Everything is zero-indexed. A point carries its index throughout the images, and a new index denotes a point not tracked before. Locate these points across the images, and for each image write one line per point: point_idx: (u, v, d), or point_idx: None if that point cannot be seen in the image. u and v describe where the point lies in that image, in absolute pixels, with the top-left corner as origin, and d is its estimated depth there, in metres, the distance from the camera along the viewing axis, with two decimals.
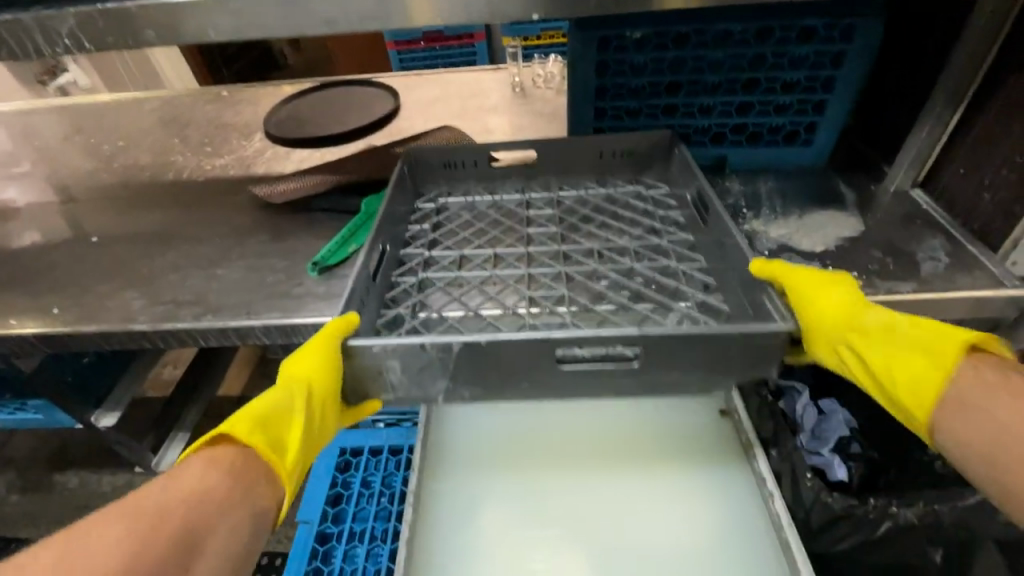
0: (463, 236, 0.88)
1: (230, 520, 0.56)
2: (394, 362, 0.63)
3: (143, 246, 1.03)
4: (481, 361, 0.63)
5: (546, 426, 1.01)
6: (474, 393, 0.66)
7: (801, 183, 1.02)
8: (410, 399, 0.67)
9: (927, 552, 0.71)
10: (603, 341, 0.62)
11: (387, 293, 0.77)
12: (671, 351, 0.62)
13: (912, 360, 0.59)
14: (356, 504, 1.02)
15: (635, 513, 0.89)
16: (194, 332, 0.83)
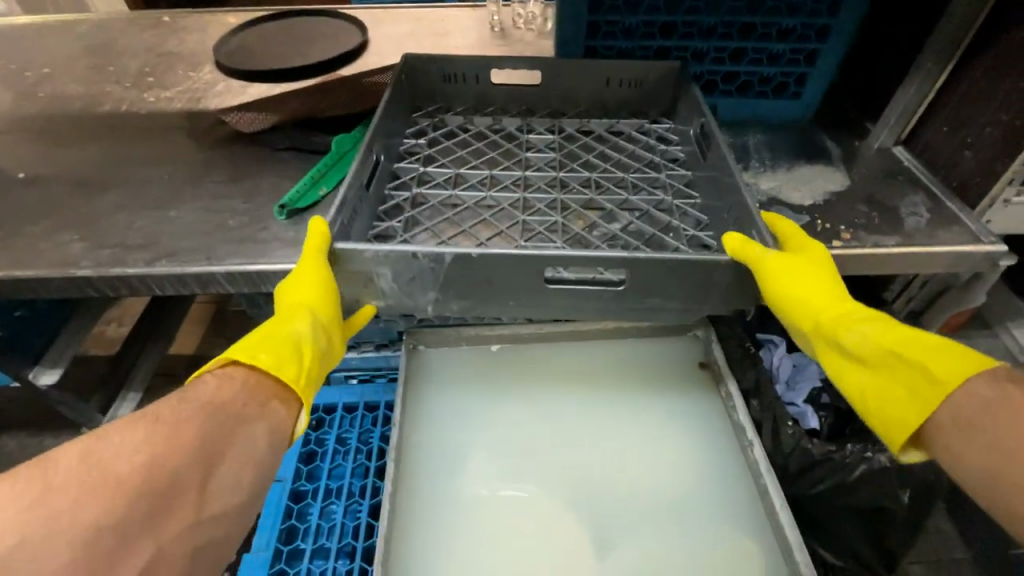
0: (461, 155, 0.86)
1: (256, 430, 0.53)
2: (385, 270, 0.61)
3: (81, 184, 0.91)
4: (472, 276, 0.61)
5: (529, 368, 1.00)
6: (463, 307, 0.65)
7: (788, 137, 1.00)
8: (399, 309, 0.65)
9: (896, 494, 0.74)
10: (594, 262, 0.60)
11: (380, 205, 0.75)
12: (657, 278, 0.61)
13: (903, 382, 0.54)
14: (332, 462, 0.99)
15: (616, 452, 0.90)
16: (147, 279, 0.75)
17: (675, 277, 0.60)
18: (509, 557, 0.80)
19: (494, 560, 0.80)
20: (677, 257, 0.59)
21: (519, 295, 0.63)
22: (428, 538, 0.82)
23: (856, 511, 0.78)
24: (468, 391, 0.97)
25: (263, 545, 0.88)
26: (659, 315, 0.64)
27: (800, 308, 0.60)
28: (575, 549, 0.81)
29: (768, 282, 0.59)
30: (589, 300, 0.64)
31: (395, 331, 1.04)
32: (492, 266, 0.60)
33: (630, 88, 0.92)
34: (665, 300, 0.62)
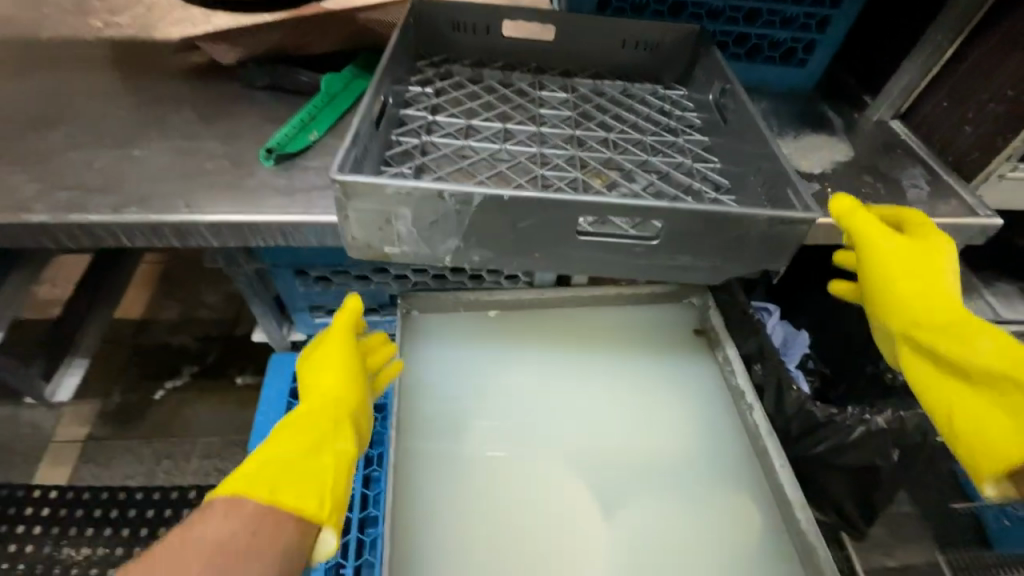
0: (469, 107, 0.81)
1: (254, 568, 0.55)
2: (406, 210, 0.55)
3: (20, 116, 0.78)
4: (501, 222, 0.56)
5: (526, 332, 0.97)
6: (484, 258, 0.59)
7: (793, 105, 0.99)
8: (415, 259, 0.59)
9: (888, 452, 0.78)
10: (631, 211, 0.56)
11: (386, 151, 0.71)
12: (693, 233, 0.57)
13: (1006, 416, 0.56)
14: None
15: (617, 419, 0.89)
16: (117, 228, 0.65)
17: (716, 233, 0.57)
18: (513, 524, 0.79)
19: (499, 528, 0.78)
20: (724, 209, 0.55)
21: (546, 247, 0.58)
22: (430, 508, 0.79)
23: (848, 469, 0.82)
24: (465, 357, 0.93)
25: None
26: (686, 274, 0.61)
27: (909, 312, 0.64)
28: (580, 514, 0.80)
29: (881, 271, 0.64)
30: (620, 256, 0.59)
31: (386, 294, 0.95)
32: (525, 210, 0.55)
33: (643, 51, 0.90)
34: (698, 259, 0.59)
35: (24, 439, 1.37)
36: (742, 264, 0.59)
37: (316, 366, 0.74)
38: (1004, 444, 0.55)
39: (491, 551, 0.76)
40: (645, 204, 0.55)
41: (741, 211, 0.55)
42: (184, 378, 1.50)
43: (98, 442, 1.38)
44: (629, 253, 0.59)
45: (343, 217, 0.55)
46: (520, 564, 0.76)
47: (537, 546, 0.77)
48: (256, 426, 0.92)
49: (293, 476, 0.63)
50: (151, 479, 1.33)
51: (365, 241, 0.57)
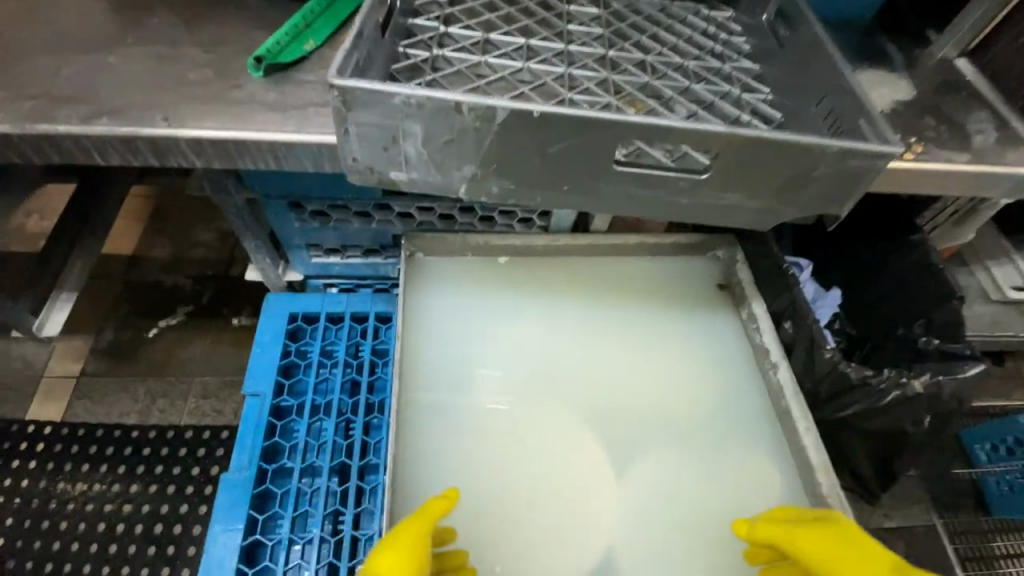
0: (488, 18, 0.71)
1: None
2: (416, 126, 0.47)
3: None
4: (528, 145, 0.48)
5: (538, 282, 0.90)
6: (504, 189, 0.52)
7: (848, 36, 0.88)
8: (425, 188, 0.52)
9: (921, 419, 0.73)
10: (680, 137, 0.47)
11: (393, 64, 0.62)
12: (749, 166, 0.49)
13: None
14: (317, 376, 0.89)
15: (633, 376, 0.84)
16: (85, 141, 0.57)
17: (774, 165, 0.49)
18: (523, 480, 0.75)
19: (508, 484, 0.75)
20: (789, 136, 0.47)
21: (577, 177, 0.51)
22: (436, 462, 0.75)
23: (874, 434, 0.77)
24: (473, 308, 0.87)
25: (246, 464, 0.79)
26: (732, 216, 0.54)
27: None
28: (592, 471, 0.77)
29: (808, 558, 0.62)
30: (660, 191, 0.51)
31: (389, 235, 0.87)
32: (556, 130, 0.47)
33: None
34: (750, 199, 0.52)
35: (15, 373, 1.33)
36: (798, 202, 0.52)
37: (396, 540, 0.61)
38: None
39: (499, 506, 0.74)
40: (699, 127, 0.47)
41: (810, 140, 0.47)
42: (179, 317, 1.45)
43: (91, 378, 1.35)
44: (673, 189, 0.51)
45: (343, 132, 0.47)
46: (528, 520, 0.73)
47: (546, 501, 0.74)
48: (251, 369, 0.87)
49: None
50: (147, 417, 1.31)
51: (368, 164, 0.50)
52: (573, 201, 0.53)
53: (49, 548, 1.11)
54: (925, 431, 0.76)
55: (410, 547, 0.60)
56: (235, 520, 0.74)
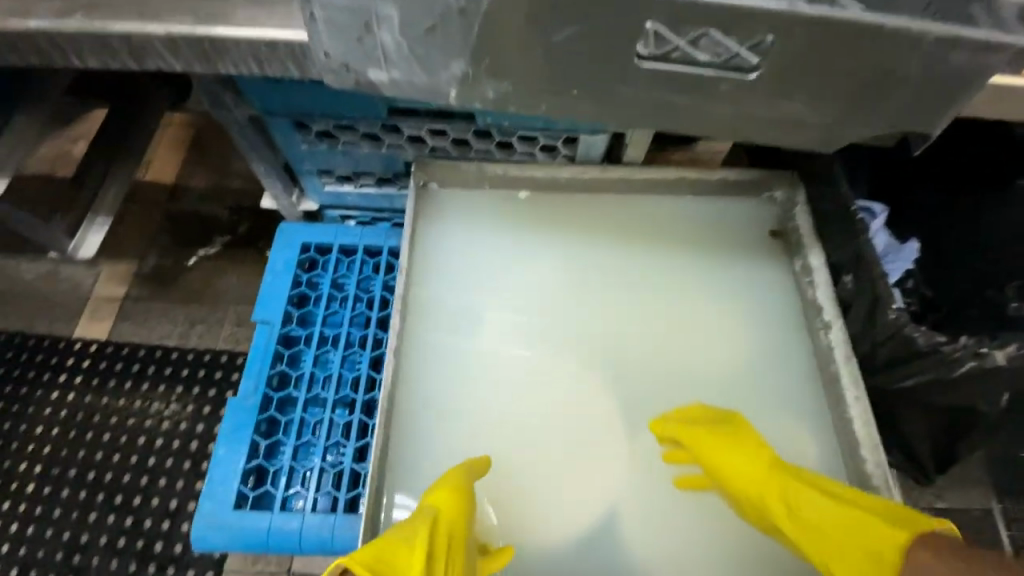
0: None
1: None
2: (390, 6, 0.39)
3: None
4: (527, 32, 0.39)
5: (560, 220, 0.82)
6: (501, 93, 0.43)
7: None
8: (409, 91, 0.44)
9: (1000, 398, 0.61)
10: (723, 21, 0.37)
11: None
12: (810, 62, 0.38)
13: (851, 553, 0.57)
14: (327, 308, 0.86)
15: (658, 329, 0.76)
16: (59, 40, 0.53)
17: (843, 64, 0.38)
18: (527, 429, 0.71)
19: (511, 431, 0.71)
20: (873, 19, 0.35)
21: (591, 76, 0.41)
22: (436, 403, 0.72)
23: (937, 411, 0.66)
24: (486, 245, 0.80)
25: (252, 390, 0.79)
26: (783, 130, 0.43)
27: (738, 485, 0.65)
28: (602, 426, 0.72)
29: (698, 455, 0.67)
30: (693, 98, 0.42)
31: (400, 161, 0.80)
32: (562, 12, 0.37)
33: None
34: (810, 111, 0.41)
35: (63, 294, 1.35)
36: (878, 115, 0.41)
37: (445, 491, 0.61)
38: None
39: (499, 452, 0.70)
40: (749, 7, 0.36)
41: (900, 24, 0.35)
42: (216, 248, 1.43)
43: (135, 302, 1.36)
44: (709, 93, 0.41)
45: (309, 17, 0.40)
46: (529, 470, 0.69)
47: (550, 452, 0.70)
48: (261, 297, 0.85)
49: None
50: (185, 342, 1.31)
51: (342, 60, 0.43)
52: (585, 110, 0.44)
53: (95, 457, 1.17)
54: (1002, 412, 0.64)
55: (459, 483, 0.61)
56: (238, 443, 0.75)
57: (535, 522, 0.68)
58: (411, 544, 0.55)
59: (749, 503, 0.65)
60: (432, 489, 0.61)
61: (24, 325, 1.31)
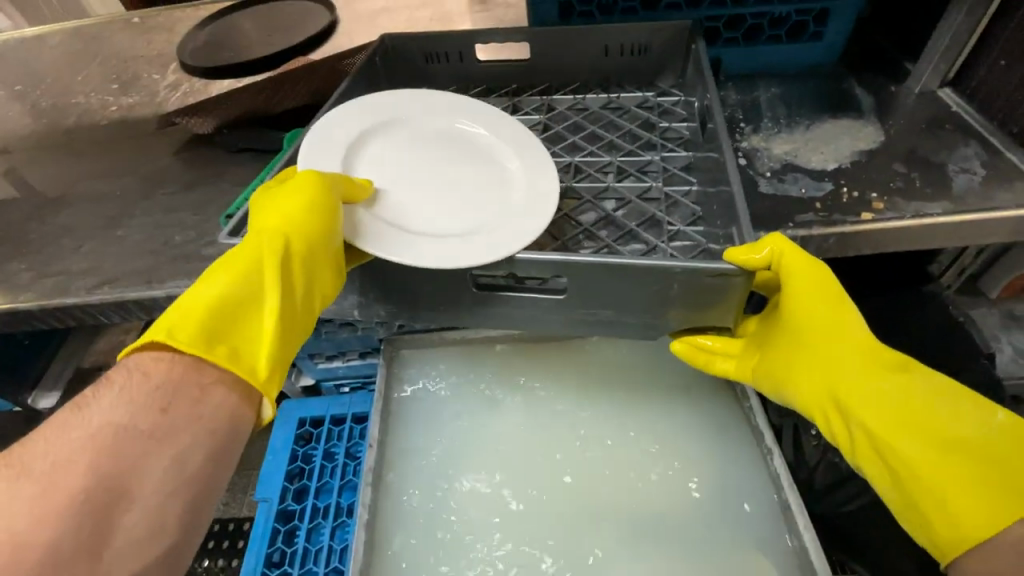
0: None
1: (169, 448, 0.42)
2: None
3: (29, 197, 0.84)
4: (411, 282, 0.58)
5: (516, 372, 0.91)
6: (389, 314, 0.63)
7: (808, 89, 0.84)
8: (326, 314, 0.65)
9: None
10: (532, 268, 0.55)
11: None
12: (606, 278, 0.54)
13: (903, 402, 0.52)
14: (319, 479, 0.94)
15: (610, 459, 0.82)
16: (90, 308, 0.70)
17: (621, 282, 0.54)
18: (458, 167, 0.67)
19: (435, 154, 0.68)
20: (628, 262, 0.52)
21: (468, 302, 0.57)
22: (465, 106, 0.73)
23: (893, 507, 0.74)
24: (450, 399, 0.89)
25: (251, 571, 0.85)
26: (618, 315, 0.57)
27: (797, 345, 0.60)
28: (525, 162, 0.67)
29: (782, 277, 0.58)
30: (542, 305, 0.59)
31: (375, 340, 0.92)
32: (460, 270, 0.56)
33: (634, 56, 0.81)
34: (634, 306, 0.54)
35: None
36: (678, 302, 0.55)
37: (272, 194, 0.58)
38: (910, 428, 0.51)
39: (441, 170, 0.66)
40: (540, 260, 0.55)
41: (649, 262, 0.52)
42: None
43: None
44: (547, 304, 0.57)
45: None
46: (413, 192, 0.63)
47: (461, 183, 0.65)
48: (261, 474, 0.94)
49: (225, 270, 0.51)
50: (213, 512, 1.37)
51: None
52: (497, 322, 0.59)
53: None
54: None
55: (283, 191, 0.57)
56: None
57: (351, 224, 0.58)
58: (239, 250, 0.54)
59: (812, 391, 0.59)
60: (269, 205, 0.57)
61: None
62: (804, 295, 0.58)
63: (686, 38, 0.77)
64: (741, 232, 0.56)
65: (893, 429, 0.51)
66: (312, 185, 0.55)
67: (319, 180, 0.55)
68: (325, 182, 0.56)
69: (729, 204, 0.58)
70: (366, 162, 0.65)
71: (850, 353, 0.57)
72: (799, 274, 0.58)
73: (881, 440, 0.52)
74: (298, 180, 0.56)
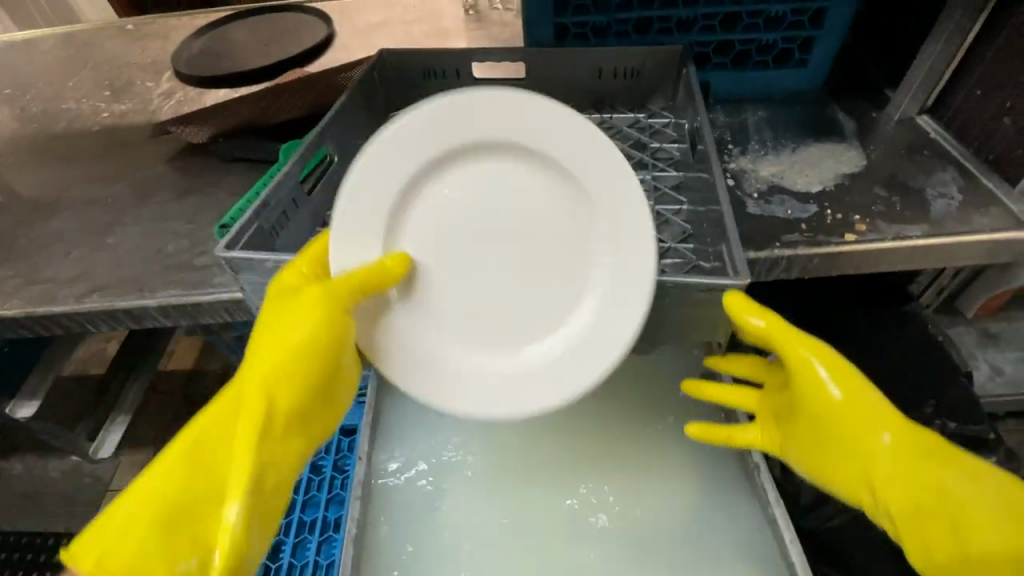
0: None
1: None
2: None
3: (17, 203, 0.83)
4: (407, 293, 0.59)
5: None
6: None
7: (794, 113, 0.87)
8: None
9: None
10: None
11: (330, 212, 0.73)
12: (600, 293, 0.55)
13: (925, 492, 0.51)
14: (306, 492, 0.93)
15: (599, 473, 0.82)
16: (78, 317, 0.69)
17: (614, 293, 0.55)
18: (528, 232, 0.58)
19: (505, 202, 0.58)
20: None
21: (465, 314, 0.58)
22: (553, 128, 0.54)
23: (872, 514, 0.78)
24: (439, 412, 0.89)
25: None
26: None
27: (816, 428, 0.56)
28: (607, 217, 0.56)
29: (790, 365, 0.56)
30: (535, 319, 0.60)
31: None
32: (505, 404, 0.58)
33: (626, 78, 0.83)
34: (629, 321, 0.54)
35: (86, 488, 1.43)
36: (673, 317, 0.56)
37: (284, 305, 0.56)
38: (929, 523, 0.51)
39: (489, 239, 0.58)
40: None
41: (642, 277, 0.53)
42: None
43: None
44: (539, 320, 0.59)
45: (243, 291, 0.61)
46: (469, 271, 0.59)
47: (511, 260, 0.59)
48: None
49: (215, 417, 0.53)
50: None
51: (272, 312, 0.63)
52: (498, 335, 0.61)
53: None
54: None
55: (272, 322, 0.55)
56: None
57: (378, 331, 0.59)
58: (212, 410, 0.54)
59: (834, 472, 0.56)
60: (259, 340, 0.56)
61: (46, 523, 1.37)
62: (818, 390, 0.54)
63: (678, 62, 0.80)
64: (729, 250, 0.58)
65: (914, 518, 0.51)
66: (326, 309, 0.53)
67: (338, 302, 0.53)
68: (339, 311, 0.54)
69: (720, 222, 0.60)
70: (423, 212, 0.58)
71: (865, 442, 0.53)
72: (799, 360, 0.55)
73: (907, 533, 0.51)
74: (307, 301, 0.53)
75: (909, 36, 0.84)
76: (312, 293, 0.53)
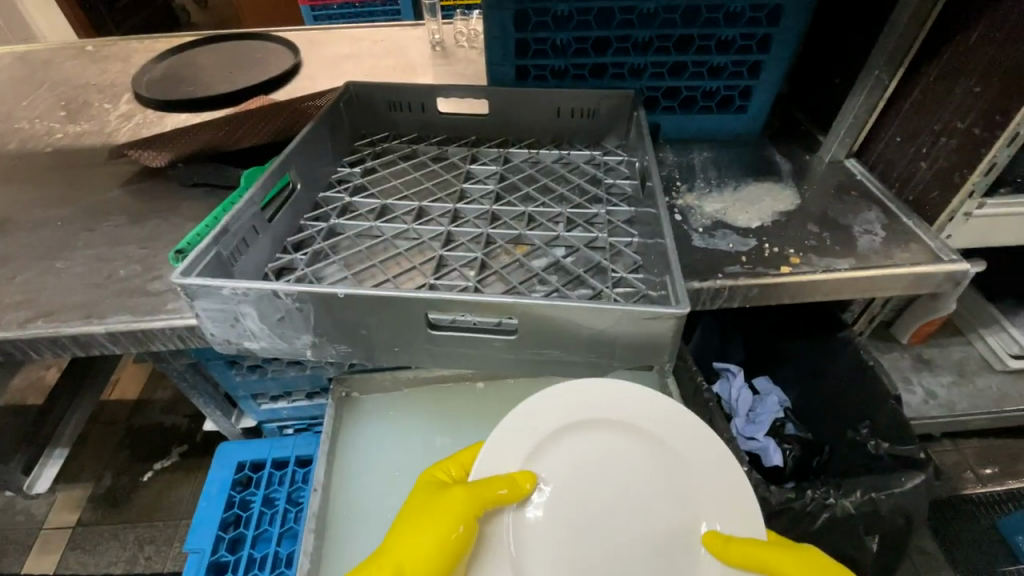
0: (394, 184, 0.83)
1: None
2: (249, 309, 0.59)
3: None
4: (363, 320, 0.59)
5: (468, 411, 0.93)
6: (342, 352, 0.63)
7: (736, 154, 0.94)
8: (275, 351, 0.63)
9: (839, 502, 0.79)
10: (482, 310, 0.58)
11: (292, 237, 0.74)
12: (553, 320, 0.57)
13: None
14: (257, 527, 0.89)
15: None
16: (20, 343, 0.67)
17: (567, 321, 0.57)
18: (621, 478, 0.63)
19: (601, 462, 0.64)
20: (573, 305, 0.56)
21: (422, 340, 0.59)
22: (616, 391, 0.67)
23: (816, 532, 0.82)
24: (403, 439, 0.90)
25: None
26: (564, 361, 0.62)
27: None
28: (695, 452, 0.64)
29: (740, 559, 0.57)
30: (488, 349, 0.61)
31: (324, 378, 0.91)
32: None
33: (583, 118, 0.89)
34: None
35: (17, 527, 1.33)
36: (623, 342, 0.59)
37: (429, 505, 0.64)
38: None
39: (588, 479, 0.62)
40: (497, 300, 0.57)
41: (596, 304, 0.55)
42: (172, 458, 1.43)
43: (85, 528, 1.32)
44: (493, 346, 0.61)
45: (195, 316, 0.60)
46: (576, 522, 0.60)
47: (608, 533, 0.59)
48: (193, 523, 0.88)
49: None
50: (132, 567, 1.25)
51: (225, 338, 0.62)
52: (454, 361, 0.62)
53: None
54: (855, 514, 0.79)
55: (422, 517, 0.62)
56: None
57: (498, 542, 0.62)
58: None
59: None
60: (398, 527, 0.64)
61: None
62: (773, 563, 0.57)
63: (628, 105, 0.85)
64: (671, 281, 0.60)
65: None
66: (465, 507, 0.60)
67: (476, 503, 0.60)
68: (473, 513, 0.60)
69: (664, 255, 0.64)
70: (541, 465, 0.64)
71: None
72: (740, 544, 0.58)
73: None
74: (450, 499, 0.61)
75: (837, 89, 0.93)
76: (454, 492, 0.62)
